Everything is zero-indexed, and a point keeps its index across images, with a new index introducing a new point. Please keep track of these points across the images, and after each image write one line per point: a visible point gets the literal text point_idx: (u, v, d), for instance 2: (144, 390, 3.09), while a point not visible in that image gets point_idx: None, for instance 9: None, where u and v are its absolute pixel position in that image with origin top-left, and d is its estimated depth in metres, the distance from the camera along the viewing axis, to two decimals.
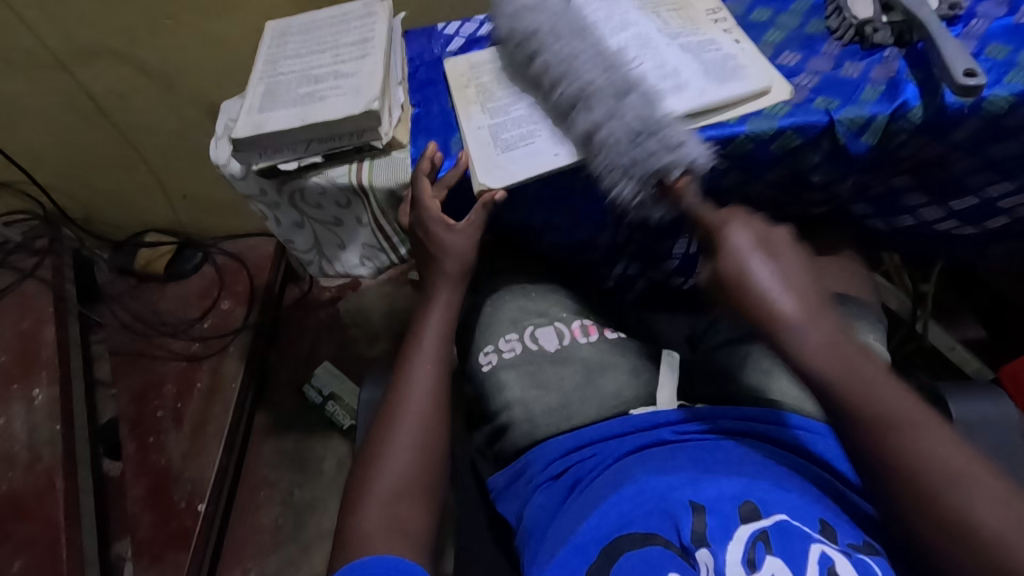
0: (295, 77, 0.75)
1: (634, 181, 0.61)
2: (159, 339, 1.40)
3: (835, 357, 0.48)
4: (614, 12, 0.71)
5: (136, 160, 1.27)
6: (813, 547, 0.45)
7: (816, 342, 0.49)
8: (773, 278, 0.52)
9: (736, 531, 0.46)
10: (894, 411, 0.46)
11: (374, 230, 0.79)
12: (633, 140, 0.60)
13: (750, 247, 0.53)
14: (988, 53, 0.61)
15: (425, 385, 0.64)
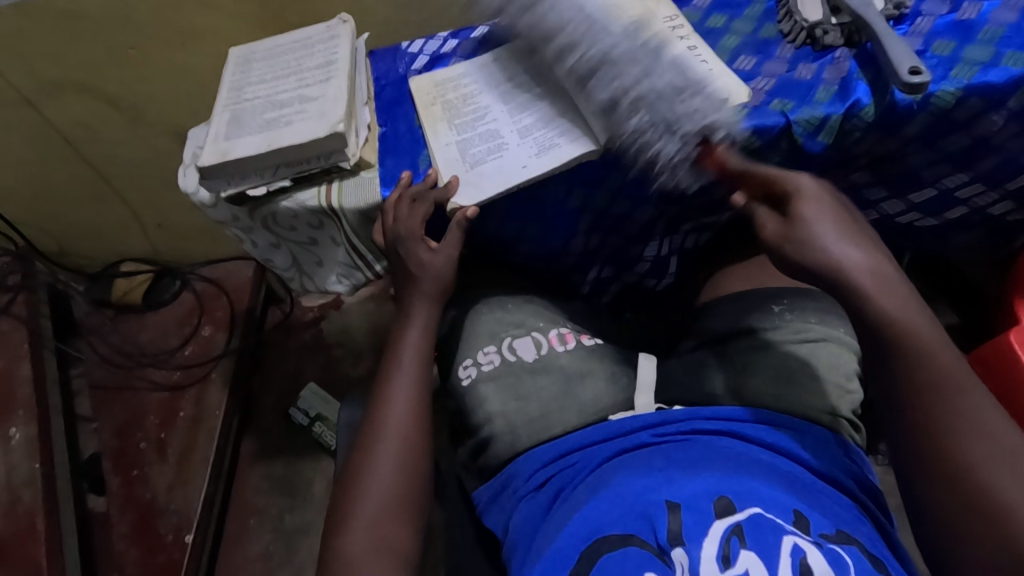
0: (260, 102, 0.75)
1: (718, 119, 0.62)
2: (140, 370, 1.38)
3: (888, 296, 0.55)
4: None
5: (108, 191, 1.26)
6: (785, 539, 0.46)
7: (889, 300, 0.55)
8: (841, 245, 0.57)
9: (712, 527, 0.47)
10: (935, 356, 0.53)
11: (348, 249, 0.79)
12: (678, 97, 0.61)
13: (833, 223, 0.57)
14: (934, 50, 0.63)
15: (403, 400, 0.64)
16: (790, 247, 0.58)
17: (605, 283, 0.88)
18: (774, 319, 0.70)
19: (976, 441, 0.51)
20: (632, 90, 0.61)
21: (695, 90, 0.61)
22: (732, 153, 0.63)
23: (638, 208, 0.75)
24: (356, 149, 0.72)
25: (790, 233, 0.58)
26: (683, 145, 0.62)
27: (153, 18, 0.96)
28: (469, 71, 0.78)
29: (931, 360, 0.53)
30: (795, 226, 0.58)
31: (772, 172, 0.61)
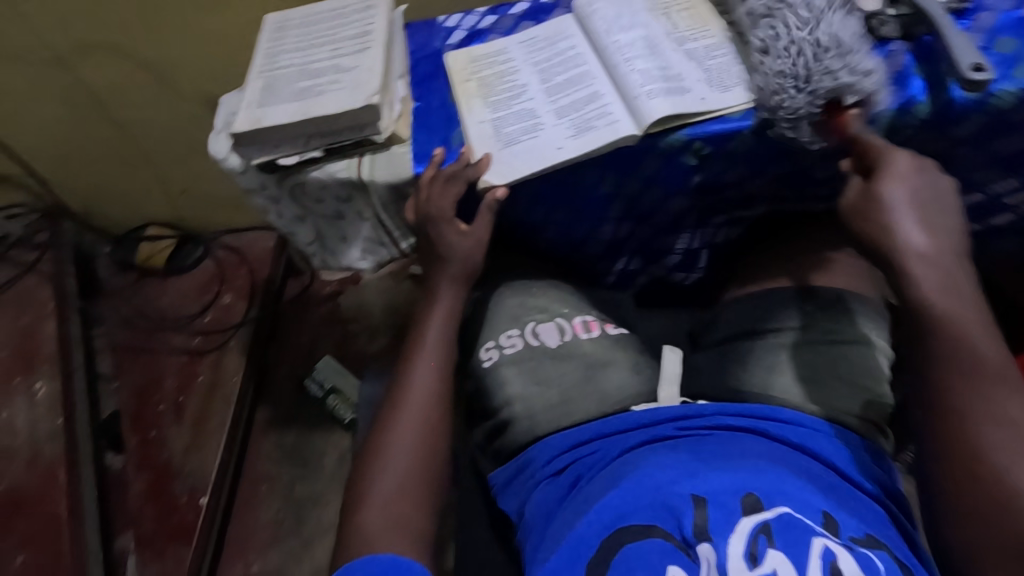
0: (294, 71, 0.74)
1: (808, 93, 0.60)
2: (160, 333, 1.40)
3: (925, 271, 0.54)
4: (625, 14, 0.74)
5: (136, 155, 1.27)
6: (816, 541, 0.45)
7: (932, 277, 0.54)
8: (915, 227, 0.56)
9: (738, 524, 0.47)
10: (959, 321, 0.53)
11: (376, 224, 0.79)
12: (817, 52, 0.60)
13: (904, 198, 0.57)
14: (997, 48, 0.61)
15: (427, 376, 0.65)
16: (870, 215, 0.57)
17: (630, 273, 0.86)
18: (804, 318, 0.68)
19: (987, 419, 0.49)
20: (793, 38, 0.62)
21: (845, 51, 0.60)
22: (859, 120, 0.61)
23: (671, 197, 0.73)
24: (390, 123, 0.71)
25: (863, 203, 0.58)
26: (809, 103, 0.60)
27: None
28: (506, 48, 0.77)
29: (955, 331, 0.52)
30: (875, 194, 0.57)
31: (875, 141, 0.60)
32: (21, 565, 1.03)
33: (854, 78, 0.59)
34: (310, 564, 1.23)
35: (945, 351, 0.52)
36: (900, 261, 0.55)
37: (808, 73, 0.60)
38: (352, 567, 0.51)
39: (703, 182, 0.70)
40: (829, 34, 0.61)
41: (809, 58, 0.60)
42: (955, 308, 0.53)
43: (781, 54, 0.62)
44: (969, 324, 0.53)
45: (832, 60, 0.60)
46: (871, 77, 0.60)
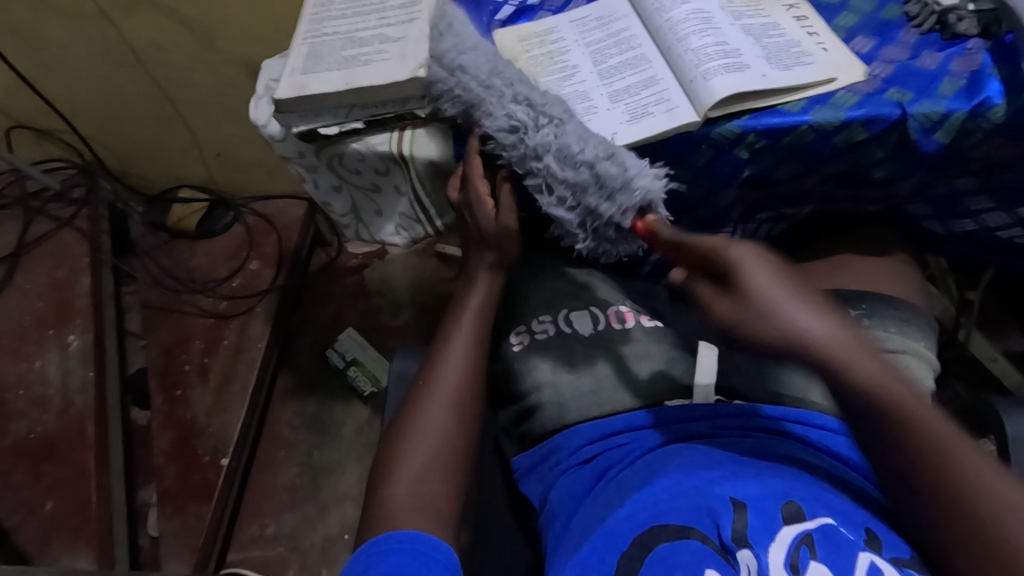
0: (340, 38, 0.73)
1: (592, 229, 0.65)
2: (188, 295, 1.42)
3: (861, 364, 0.45)
4: None
5: (173, 115, 1.27)
6: (861, 557, 0.44)
7: (866, 368, 0.45)
8: (806, 309, 0.45)
9: (779, 533, 0.45)
10: (915, 416, 0.45)
11: (412, 200, 0.78)
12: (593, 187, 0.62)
13: (780, 284, 0.46)
14: None
15: (463, 358, 0.64)
16: (744, 324, 0.46)
17: (667, 266, 0.84)
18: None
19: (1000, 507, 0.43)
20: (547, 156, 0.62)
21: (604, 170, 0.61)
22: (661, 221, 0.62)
23: (721, 189, 0.69)
24: (434, 97, 0.70)
25: (741, 312, 0.46)
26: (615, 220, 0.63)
27: None
28: (557, 26, 0.74)
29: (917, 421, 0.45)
30: (748, 303, 0.46)
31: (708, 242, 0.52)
32: (50, 511, 1.06)
33: (644, 186, 0.61)
34: (325, 530, 1.25)
35: (902, 441, 0.45)
36: (812, 357, 0.45)
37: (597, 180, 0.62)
38: (373, 546, 0.52)
39: (754, 175, 0.67)
40: (591, 164, 0.61)
41: (575, 176, 0.62)
42: (884, 387, 0.45)
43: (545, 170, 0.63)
44: (896, 381, 0.46)
45: (595, 194, 0.62)
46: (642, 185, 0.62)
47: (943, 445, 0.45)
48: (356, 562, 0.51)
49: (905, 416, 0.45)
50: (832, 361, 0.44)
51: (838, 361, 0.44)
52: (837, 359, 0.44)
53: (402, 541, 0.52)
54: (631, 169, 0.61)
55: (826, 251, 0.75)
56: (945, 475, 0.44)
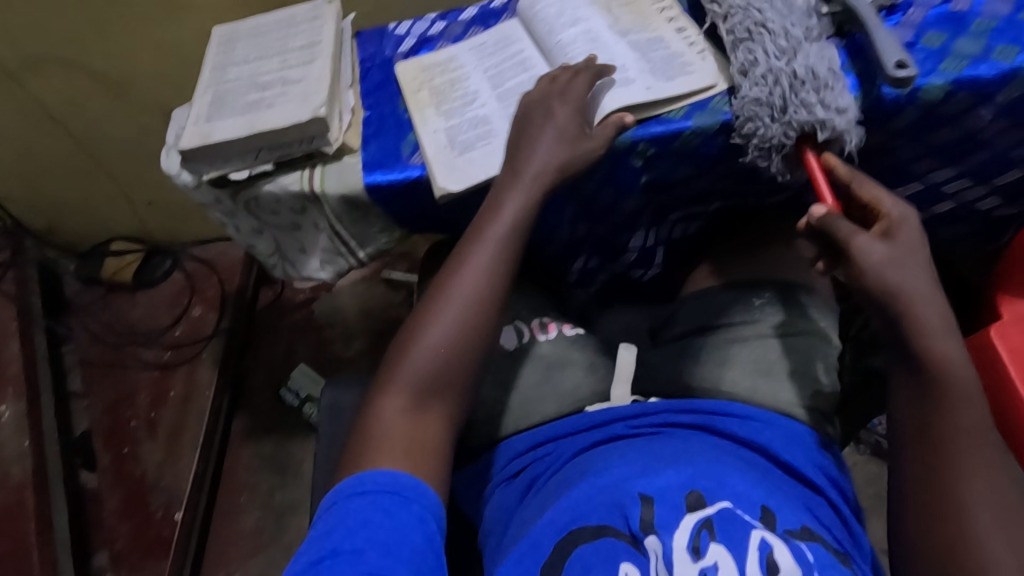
0: (243, 84, 0.74)
1: (783, 123, 0.60)
2: (130, 349, 1.39)
3: (946, 331, 0.54)
4: (566, 8, 0.75)
5: (96, 167, 1.25)
6: (752, 534, 0.47)
7: (935, 309, 0.55)
8: (905, 268, 0.55)
9: (683, 520, 0.49)
10: (960, 395, 0.53)
11: (331, 235, 0.78)
12: (792, 86, 0.60)
13: (882, 251, 0.55)
14: (925, 42, 0.63)
15: (474, 288, 0.61)
16: (869, 267, 0.55)
17: (592, 272, 0.87)
18: (753, 312, 0.70)
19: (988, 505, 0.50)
20: (765, 63, 0.62)
21: (818, 84, 0.60)
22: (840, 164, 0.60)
23: (624, 197, 0.73)
24: (339, 133, 0.72)
25: (883, 261, 0.55)
26: (782, 134, 0.61)
27: None
28: (455, 55, 0.77)
29: (962, 402, 0.53)
30: (882, 250, 0.55)
31: (869, 191, 0.59)
32: None
33: (828, 113, 0.59)
34: None
35: (942, 436, 0.53)
36: (901, 302, 0.55)
37: (785, 104, 0.60)
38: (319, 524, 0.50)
39: (653, 181, 0.71)
40: (805, 66, 0.61)
41: (786, 90, 0.60)
42: (960, 370, 0.53)
43: (758, 82, 0.62)
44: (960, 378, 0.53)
45: (809, 93, 0.60)
46: (844, 113, 0.60)
47: (959, 397, 0.53)
48: (335, 495, 0.51)
49: (938, 359, 0.54)
50: (905, 298, 0.55)
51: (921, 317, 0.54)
52: (903, 291, 0.55)
53: (382, 492, 0.51)
54: (827, 106, 0.60)
55: (729, 242, 0.79)
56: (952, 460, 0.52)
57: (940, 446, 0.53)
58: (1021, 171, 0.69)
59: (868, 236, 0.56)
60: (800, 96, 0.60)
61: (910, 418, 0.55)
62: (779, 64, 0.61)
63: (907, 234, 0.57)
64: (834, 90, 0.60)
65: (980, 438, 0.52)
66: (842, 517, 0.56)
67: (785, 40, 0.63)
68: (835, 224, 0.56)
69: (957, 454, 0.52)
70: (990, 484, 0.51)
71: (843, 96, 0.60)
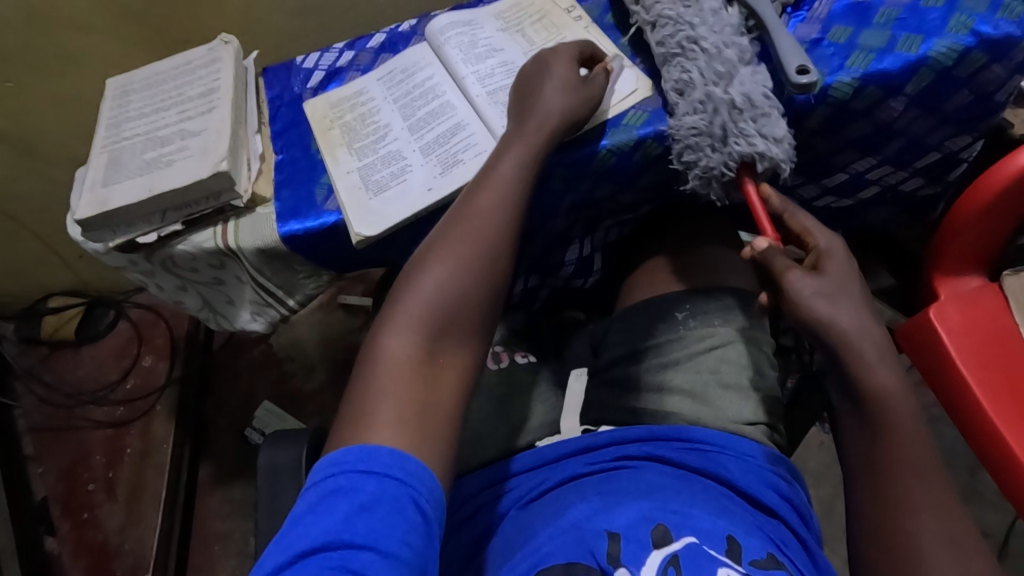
0: (140, 140, 0.70)
1: (723, 152, 0.58)
2: (80, 409, 1.33)
3: (884, 367, 0.52)
4: (479, 38, 0.73)
5: (15, 227, 1.18)
6: (720, 571, 0.45)
7: (874, 348, 0.52)
8: (842, 300, 0.53)
9: (649, 558, 0.47)
10: (904, 423, 0.51)
11: (256, 287, 0.74)
12: (730, 111, 0.58)
13: (817, 285, 0.54)
14: (831, 37, 0.62)
15: (485, 219, 0.56)
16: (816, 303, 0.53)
17: (533, 290, 0.85)
18: (677, 328, 0.68)
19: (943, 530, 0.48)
20: (702, 87, 0.59)
21: (757, 110, 0.57)
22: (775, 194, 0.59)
23: (550, 219, 0.71)
24: (248, 184, 0.69)
25: (818, 291, 0.53)
26: (723, 163, 0.58)
27: (20, 47, 0.88)
28: (364, 87, 0.75)
29: (901, 428, 0.51)
30: (818, 283, 0.54)
31: (801, 222, 0.59)
32: None
33: (767, 143, 0.57)
34: None
35: (901, 464, 0.50)
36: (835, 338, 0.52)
37: (725, 134, 0.58)
38: (307, 506, 0.41)
39: (577, 201, 0.69)
40: (742, 91, 0.58)
41: (724, 117, 0.58)
42: (897, 401, 0.51)
43: (694, 109, 0.59)
44: (903, 406, 0.51)
45: (747, 122, 0.57)
46: (782, 139, 0.57)
47: (906, 434, 0.51)
48: (331, 465, 0.43)
49: (884, 398, 0.51)
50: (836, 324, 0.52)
51: (858, 354, 0.52)
52: (834, 327, 0.52)
53: (383, 457, 0.43)
54: (769, 134, 0.57)
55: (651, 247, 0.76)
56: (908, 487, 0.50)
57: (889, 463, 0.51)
58: (939, 153, 0.69)
59: (799, 270, 0.54)
60: (736, 123, 0.57)
61: (853, 439, 0.53)
62: (715, 89, 0.58)
63: (840, 265, 0.55)
64: (772, 117, 0.58)
65: (929, 478, 0.50)
66: (798, 536, 0.55)
67: (720, 63, 0.60)
68: (772, 257, 0.55)
69: (906, 496, 0.49)
70: (942, 524, 0.48)
71: (780, 123, 0.58)
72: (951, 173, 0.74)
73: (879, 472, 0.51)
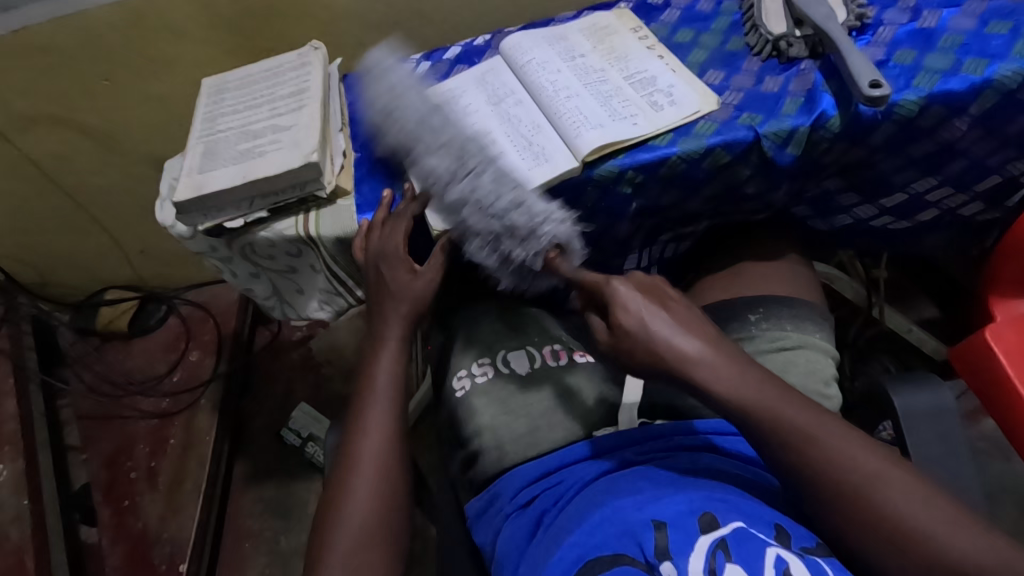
0: (233, 133, 0.75)
1: (498, 252, 0.65)
2: (127, 398, 1.37)
3: (752, 383, 0.50)
4: (550, 53, 0.77)
5: (86, 219, 1.25)
6: (768, 551, 0.45)
7: (729, 375, 0.50)
8: (671, 327, 0.52)
9: (698, 542, 0.45)
10: (798, 421, 0.49)
11: (328, 276, 0.79)
12: (493, 213, 0.63)
13: (644, 302, 0.53)
14: (897, 59, 0.65)
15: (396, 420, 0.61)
16: (636, 345, 0.52)
17: None
18: (750, 328, 0.69)
19: (889, 491, 0.46)
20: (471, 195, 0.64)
21: (516, 206, 0.63)
22: (565, 260, 0.64)
23: (616, 223, 0.74)
24: (333, 177, 0.73)
25: (622, 336, 0.53)
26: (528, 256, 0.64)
27: (122, 48, 0.95)
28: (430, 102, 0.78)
29: (782, 419, 0.49)
30: (630, 328, 0.52)
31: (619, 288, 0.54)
32: None
33: (535, 228, 0.63)
34: None
35: (810, 445, 0.48)
36: (677, 371, 0.51)
37: (501, 232, 0.63)
38: None
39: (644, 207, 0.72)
40: (508, 201, 0.63)
41: (491, 217, 0.63)
42: (767, 400, 0.49)
43: (470, 214, 0.64)
44: (781, 400, 0.50)
45: (515, 220, 0.63)
46: (548, 225, 0.63)
47: (812, 432, 0.48)
48: None
49: (768, 421, 0.49)
50: (756, 376, 0.51)
51: (709, 384, 0.50)
52: (769, 380, 0.50)
53: None
54: (537, 214, 0.63)
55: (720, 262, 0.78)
56: (820, 460, 0.48)
57: (811, 458, 0.48)
58: (999, 177, 0.71)
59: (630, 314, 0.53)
60: (516, 233, 0.63)
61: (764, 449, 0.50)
62: (475, 208, 0.64)
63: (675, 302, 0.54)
64: (530, 195, 0.64)
65: (867, 459, 0.47)
66: None
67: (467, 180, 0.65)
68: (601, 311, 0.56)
69: (863, 485, 0.47)
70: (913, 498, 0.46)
71: (540, 202, 0.64)
72: (1008, 200, 0.75)
73: (797, 470, 0.48)
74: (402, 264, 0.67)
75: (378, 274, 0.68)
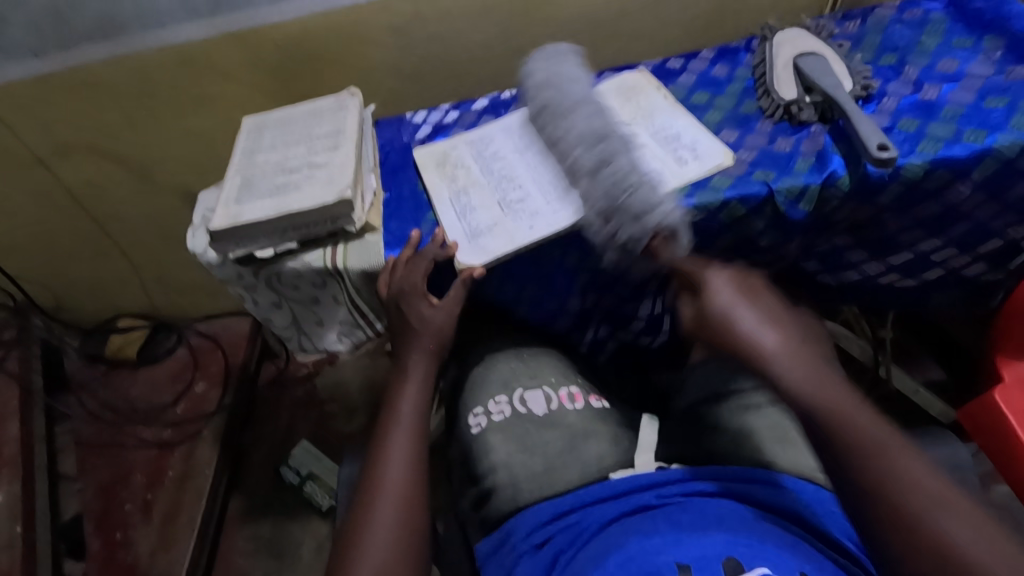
0: (271, 168, 0.79)
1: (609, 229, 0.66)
2: (129, 427, 1.36)
3: (799, 365, 0.56)
4: None
5: (110, 246, 1.28)
6: None
7: (800, 373, 0.55)
8: (754, 322, 0.59)
9: None
10: (878, 441, 0.50)
11: (351, 308, 0.81)
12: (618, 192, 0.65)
13: (732, 293, 0.62)
14: (901, 126, 0.69)
15: (414, 456, 0.61)
16: (712, 331, 0.61)
17: (601, 342, 0.89)
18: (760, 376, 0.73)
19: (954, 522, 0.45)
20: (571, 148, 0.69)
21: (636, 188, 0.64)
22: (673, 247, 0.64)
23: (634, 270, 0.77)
24: (362, 213, 0.76)
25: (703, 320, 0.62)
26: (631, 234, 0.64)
27: (169, 86, 1.01)
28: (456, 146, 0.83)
29: (849, 423, 0.51)
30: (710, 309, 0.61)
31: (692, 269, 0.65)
32: None
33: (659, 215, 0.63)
34: None
35: (881, 487, 0.48)
36: (760, 362, 0.57)
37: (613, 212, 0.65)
38: None
39: None
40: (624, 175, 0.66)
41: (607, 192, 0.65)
42: (824, 401, 0.53)
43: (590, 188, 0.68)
44: (845, 413, 0.52)
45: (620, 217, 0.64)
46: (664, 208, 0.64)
47: (889, 451, 0.49)
48: None
49: (853, 432, 0.50)
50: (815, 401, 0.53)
51: (781, 369, 0.56)
52: (820, 393, 0.53)
53: None
54: (643, 207, 0.63)
55: None
56: (891, 479, 0.48)
57: (873, 480, 0.48)
58: (1000, 240, 0.74)
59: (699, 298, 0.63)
60: (629, 212, 0.64)
61: (841, 462, 0.50)
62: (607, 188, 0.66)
63: (765, 298, 0.62)
64: (650, 185, 0.65)
65: (934, 484, 0.47)
66: None
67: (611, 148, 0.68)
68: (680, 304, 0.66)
69: (926, 509, 0.46)
70: (971, 525, 0.45)
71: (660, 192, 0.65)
72: (1010, 263, 0.78)
73: (872, 498, 0.48)
74: (421, 299, 0.69)
75: (398, 310, 0.70)
